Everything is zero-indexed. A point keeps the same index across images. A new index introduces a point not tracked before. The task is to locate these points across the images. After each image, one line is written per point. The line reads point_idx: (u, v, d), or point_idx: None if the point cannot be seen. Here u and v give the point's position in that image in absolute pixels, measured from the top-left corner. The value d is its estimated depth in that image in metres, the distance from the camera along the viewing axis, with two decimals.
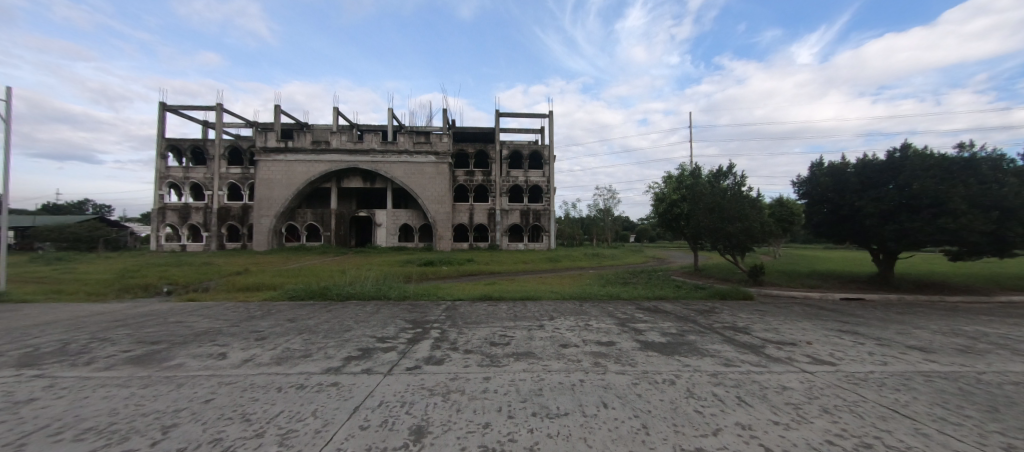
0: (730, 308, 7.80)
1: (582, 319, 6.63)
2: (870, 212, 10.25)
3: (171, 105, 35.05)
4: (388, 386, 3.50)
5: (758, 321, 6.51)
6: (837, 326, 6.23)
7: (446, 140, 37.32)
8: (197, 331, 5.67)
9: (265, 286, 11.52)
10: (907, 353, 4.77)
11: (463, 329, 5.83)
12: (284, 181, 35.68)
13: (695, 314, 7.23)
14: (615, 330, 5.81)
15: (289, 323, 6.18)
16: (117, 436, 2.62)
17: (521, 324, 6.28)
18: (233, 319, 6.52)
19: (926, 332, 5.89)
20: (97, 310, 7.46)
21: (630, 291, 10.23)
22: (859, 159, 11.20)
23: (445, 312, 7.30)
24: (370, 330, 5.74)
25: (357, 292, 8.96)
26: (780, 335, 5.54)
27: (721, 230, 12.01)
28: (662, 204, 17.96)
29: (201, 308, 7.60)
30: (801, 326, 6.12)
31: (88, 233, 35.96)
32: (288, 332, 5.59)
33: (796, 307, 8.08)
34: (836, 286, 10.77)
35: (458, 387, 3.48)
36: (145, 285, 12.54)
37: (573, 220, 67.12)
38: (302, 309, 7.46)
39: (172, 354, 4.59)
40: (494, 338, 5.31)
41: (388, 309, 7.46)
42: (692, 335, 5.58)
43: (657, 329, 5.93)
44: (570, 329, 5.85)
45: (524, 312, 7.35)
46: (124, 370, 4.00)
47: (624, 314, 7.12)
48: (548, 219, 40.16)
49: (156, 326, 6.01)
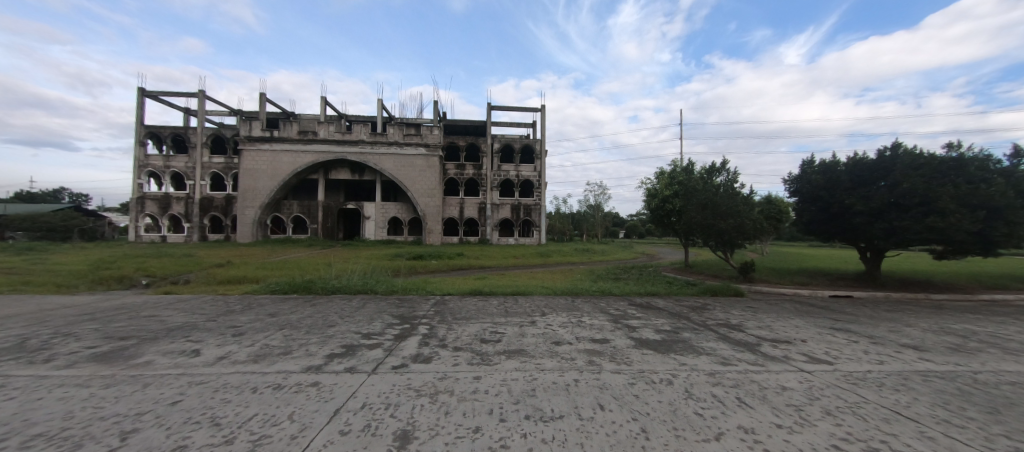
0: (723, 305, 7.74)
1: (575, 315, 6.51)
2: (860, 210, 10.33)
3: (149, 90, 33.60)
4: (372, 387, 3.30)
5: (751, 318, 6.47)
6: (829, 324, 6.23)
7: (437, 133, 36.74)
8: (170, 326, 5.35)
9: (247, 279, 11.11)
10: (901, 351, 4.79)
11: (453, 325, 5.64)
12: (270, 171, 34.71)
13: (688, 310, 7.15)
14: (609, 327, 5.68)
15: (270, 318, 5.88)
16: (68, 444, 2.36)
17: (511, 320, 6.11)
18: (210, 313, 6.17)
19: (916, 330, 5.95)
20: (64, 303, 7.00)
21: (622, 287, 10.13)
22: (850, 158, 11.29)
23: (433, 307, 7.10)
24: (355, 326, 5.49)
25: (343, 287, 8.66)
26: (775, 333, 5.49)
27: (713, 227, 11.99)
28: (654, 199, 17.92)
29: (175, 301, 7.22)
30: (795, 323, 6.11)
31: (62, 222, 34.44)
32: (268, 327, 5.31)
33: (787, 304, 8.11)
34: (824, 283, 10.88)
35: (447, 387, 3.30)
36: (119, 277, 11.97)
37: (564, 216, 67.50)
38: (285, 303, 7.16)
39: (139, 351, 4.27)
40: (484, 334, 5.14)
41: (375, 304, 7.20)
42: (687, 332, 5.50)
43: (651, 326, 5.83)
44: (562, 325, 5.71)
45: (515, 308, 7.18)
46: (85, 368, 3.67)
47: (617, 310, 7.01)
48: (539, 215, 40.03)
49: (127, 320, 5.64)
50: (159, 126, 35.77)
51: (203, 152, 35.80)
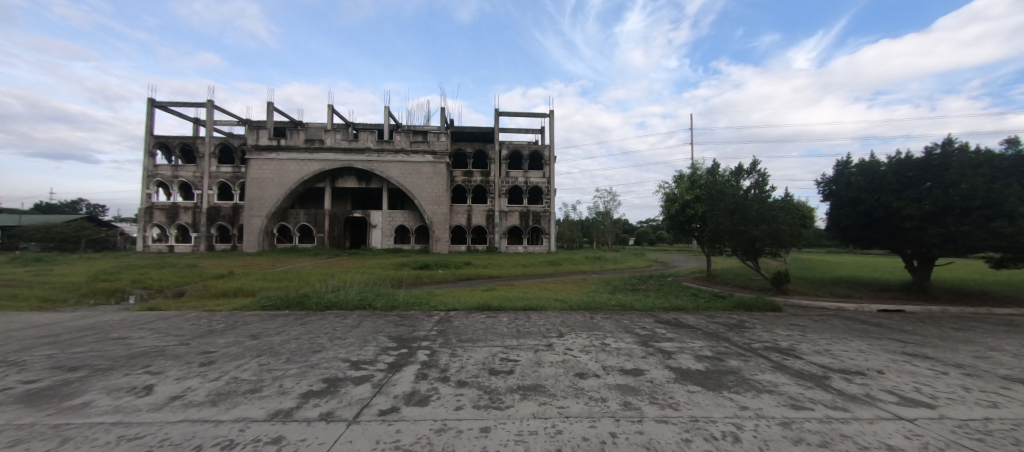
0: (764, 322, 6.82)
1: (597, 336, 5.68)
2: (911, 213, 9.26)
3: (160, 102, 33.93)
4: (350, 445, 2.53)
5: (804, 340, 5.58)
6: (899, 347, 5.28)
7: (443, 139, 36.37)
8: (135, 351, 4.70)
9: (242, 293, 10.51)
10: (1010, 387, 3.85)
11: (457, 350, 4.88)
12: (276, 180, 34.63)
13: (725, 329, 6.27)
14: (639, 352, 4.85)
15: (250, 341, 5.20)
16: None
17: (525, 342, 5.32)
18: (186, 335, 5.52)
19: (1006, 355, 4.98)
20: (34, 321, 6.42)
21: (643, 300, 9.25)
22: (892, 158, 10.29)
23: (436, 326, 6.36)
24: (344, 352, 4.75)
25: (339, 302, 7.95)
26: (840, 361, 4.60)
27: (744, 233, 11.00)
28: (674, 205, 16.91)
29: (155, 319, 6.60)
30: (859, 348, 5.21)
31: (74, 232, 34.76)
32: (244, 354, 4.60)
33: (835, 321, 7.14)
34: (868, 295, 9.82)
35: (446, 447, 2.50)
36: (111, 290, 11.48)
37: (573, 223, 66.52)
38: (272, 322, 6.47)
39: (83, 387, 3.59)
40: (493, 363, 4.35)
41: (371, 322, 6.48)
42: (733, 359, 4.62)
43: (688, 350, 4.98)
44: (585, 350, 4.90)
45: (528, 326, 6.34)
46: (3, 414, 2.99)
47: (643, 329, 6.15)
48: (548, 222, 39.24)
49: (90, 344, 5.01)
50: (169, 137, 36.07)
51: (212, 162, 35.93)
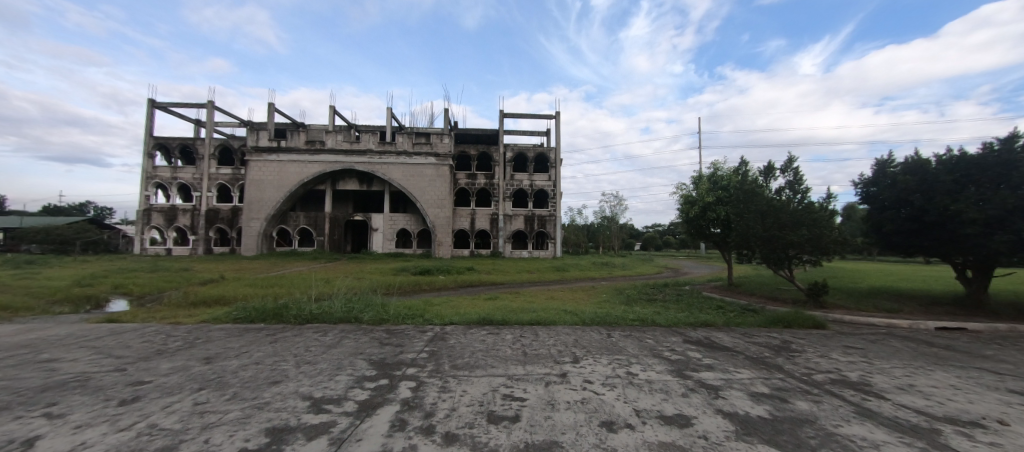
0: (813, 344, 5.78)
1: (620, 362, 4.69)
2: (974, 217, 8.23)
3: (161, 103, 33.54)
4: None
5: (875, 370, 4.56)
6: (1002, 384, 4.22)
7: (447, 141, 35.59)
8: (52, 380, 3.79)
9: (219, 302, 9.62)
10: None
11: (451, 382, 3.94)
12: (277, 182, 34.10)
13: (771, 354, 5.24)
14: (677, 387, 3.86)
15: (199, 366, 4.29)
16: None
17: (534, 371, 4.35)
18: (129, 357, 4.64)
19: None
20: None
21: (664, 314, 8.20)
22: (946, 157, 9.28)
23: (428, 346, 5.42)
24: (307, 384, 3.82)
25: (321, 314, 7.04)
26: (941, 406, 3.57)
27: (778, 239, 9.94)
28: (692, 208, 15.75)
29: (106, 334, 5.74)
30: (950, 383, 4.18)
31: (74, 234, 34.47)
32: (182, 386, 3.68)
33: (898, 343, 6.09)
34: (920, 310, 8.69)
35: None
36: (87, 296, 10.76)
37: (578, 228, 65.38)
38: (237, 339, 5.55)
39: None
40: (494, 404, 3.38)
41: (353, 341, 5.55)
42: (800, 400, 3.61)
43: (737, 385, 3.97)
44: (608, 384, 3.90)
45: (537, 347, 5.39)
46: None
47: (673, 353, 5.14)
48: (554, 226, 38.21)
49: (4, 369, 4.13)
50: (169, 138, 35.72)
51: (211, 164, 35.46)
